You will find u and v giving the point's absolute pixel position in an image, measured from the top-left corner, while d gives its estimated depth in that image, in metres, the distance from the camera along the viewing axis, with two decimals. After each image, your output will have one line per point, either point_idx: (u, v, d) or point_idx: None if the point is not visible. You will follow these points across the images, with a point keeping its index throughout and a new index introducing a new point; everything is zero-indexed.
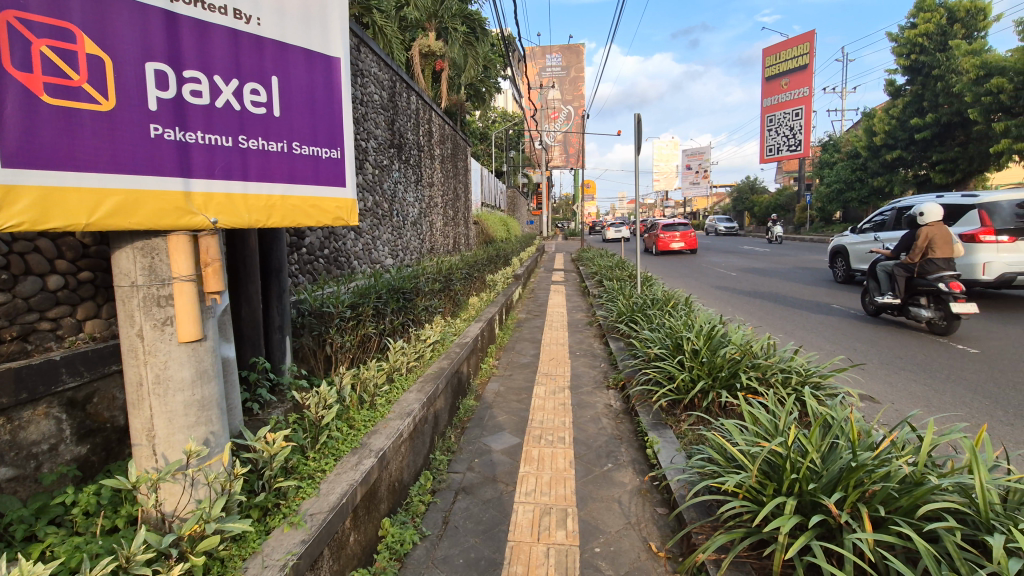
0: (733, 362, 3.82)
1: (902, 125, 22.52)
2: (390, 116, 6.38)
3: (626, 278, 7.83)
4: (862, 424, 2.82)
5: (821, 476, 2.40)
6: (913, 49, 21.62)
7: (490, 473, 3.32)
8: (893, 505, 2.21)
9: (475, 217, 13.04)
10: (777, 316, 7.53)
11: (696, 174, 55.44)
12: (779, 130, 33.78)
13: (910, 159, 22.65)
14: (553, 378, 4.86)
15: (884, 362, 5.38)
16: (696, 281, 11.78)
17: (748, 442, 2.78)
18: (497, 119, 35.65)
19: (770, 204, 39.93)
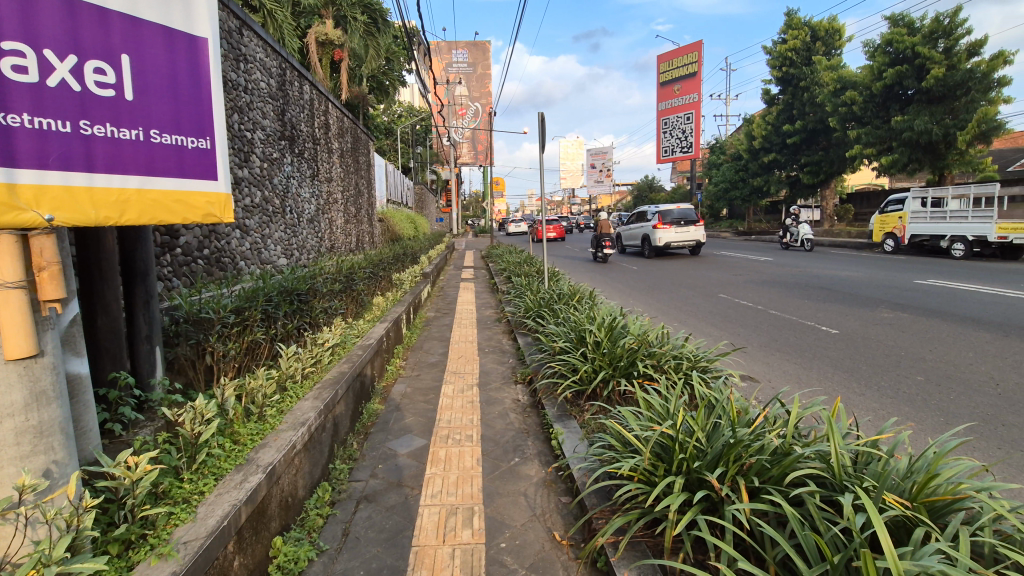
0: (632, 351, 4.01)
1: (776, 130, 25.02)
2: (279, 106, 5.97)
3: (534, 274, 7.98)
4: (742, 404, 3.07)
5: (706, 454, 2.58)
6: (784, 62, 24.09)
7: (396, 477, 3.22)
8: (766, 475, 2.43)
9: (380, 214, 12.66)
10: (672, 307, 8.04)
11: (600, 173, 58.02)
12: (673, 132, 36.17)
13: (783, 161, 25.23)
14: (461, 377, 4.82)
15: (763, 344, 5.92)
16: (599, 275, 12.29)
17: (643, 427, 2.92)
18: (404, 114, 34.87)
19: (667, 202, 42.68)
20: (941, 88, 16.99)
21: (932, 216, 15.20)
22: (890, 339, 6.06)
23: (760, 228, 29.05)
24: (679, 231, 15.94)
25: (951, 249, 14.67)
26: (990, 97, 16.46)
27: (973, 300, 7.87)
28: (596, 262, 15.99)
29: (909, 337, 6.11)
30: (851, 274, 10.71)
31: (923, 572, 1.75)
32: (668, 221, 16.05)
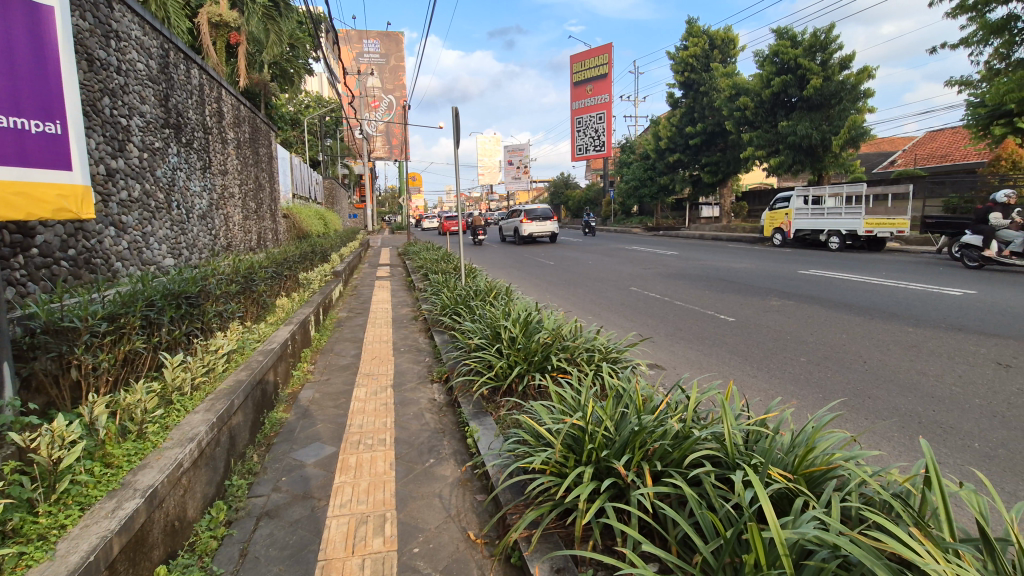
0: (546, 345, 4.08)
1: (679, 132, 26.60)
2: (162, 91, 5.43)
3: (451, 271, 7.89)
4: (647, 392, 3.22)
5: (614, 442, 2.68)
6: (685, 68, 25.64)
7: (302, 489, 3.04)
8: (668, 459, 2.56)
9: (284, 210, 11.96)
10: (586, 300, 8.28)
11: (517, 170, 58.74)
12: (586, 131, 37.38)
13: (687, 161, 26.91)
14: (374, 379, 4.65)
15: (668, 334, 6.26)
16: (516, 270, 12.41)
17: (554, 420, 2.97)
18: (311, 104, 33.13)
19: (581, 199, 44.09)
20: (819, 97, 18.90)
21: (812, 213, 16.89)
22: (778, 325, 6.64)
23: (666, 223, 30.81)
24: (539, 225, 22.01)
25: (828, 242, 16.39)
26: (858, 107, 18.57)
27: (845, 287, 8.84)
28: (512, 257, 16.26)
29: (794, 323, 6.73)
30: (745, 266, 11.63)
31: (801, 539, 1.91)
32: (532, 218, 21.57)
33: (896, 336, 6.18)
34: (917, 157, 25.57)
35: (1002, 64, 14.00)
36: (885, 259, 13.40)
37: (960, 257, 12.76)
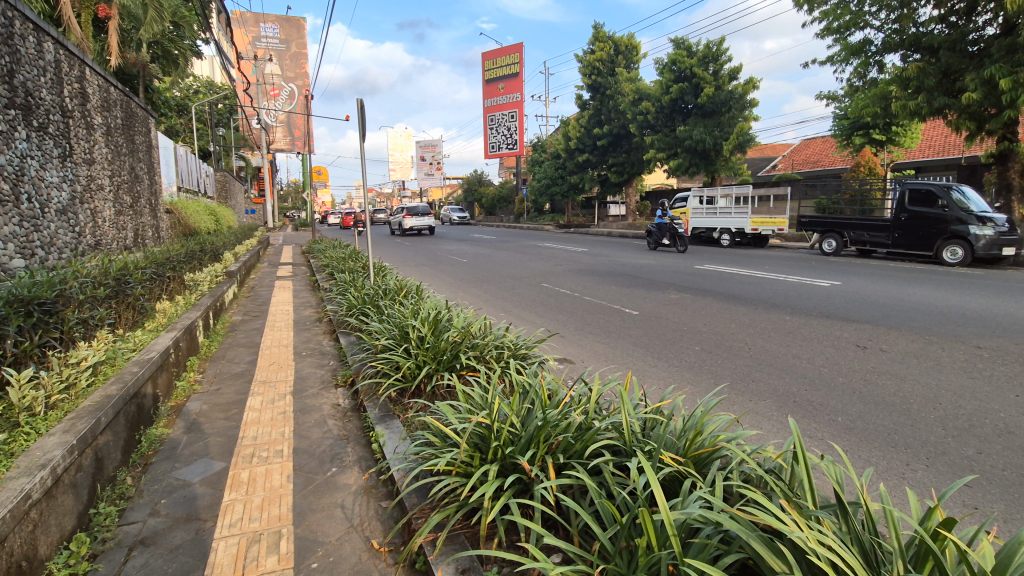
0: (455, 344, 4.04)
1: (587, 133, 27.62)
2: (6, 65, 4.73)
3: (358, 270, 7.58)
4: (551, 386, 3.31)
5: (518, 438, 2.71)
6: (592, 71, 26.66)
7: (185, 511, 2.77)
8: (570, 451, 2.63)
9: (167, 204, 10.90)
10: (497, 297, 8.32)
11: (430, 166, 57.96)
12: (498, 129, 37.71)
13: (595, 161, 27.99)
14: (272, 386, 4.36)
15: (577, 329, 6.46)
16: (429, 268, 12.22)
17: (460, 419, 2.95)
18: (202, 90, 30.49)
19: (495, 196, 44.46)
20: (711, 105, 20.45)
21: (706, 212, 18.24)
22: (676, 317, 7.08)
23: (576, 221, 31.88)
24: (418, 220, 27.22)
25: (720, 239, 17.81)
26: (745, 115, 20.35)
27: (734, 281, 9.63)
28: (424, 254, 16.00)
29: (690, 315, 7.22)
30: (647, 262, 12.30)
31: (688, 518, 2.04)
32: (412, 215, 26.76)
33: (776, 324, 6.83)
34: (793, 163, 28.48)
35: (860, 82, 15.96)
36: (768, 254, 14.79)
37: (830, 251, 14.84)
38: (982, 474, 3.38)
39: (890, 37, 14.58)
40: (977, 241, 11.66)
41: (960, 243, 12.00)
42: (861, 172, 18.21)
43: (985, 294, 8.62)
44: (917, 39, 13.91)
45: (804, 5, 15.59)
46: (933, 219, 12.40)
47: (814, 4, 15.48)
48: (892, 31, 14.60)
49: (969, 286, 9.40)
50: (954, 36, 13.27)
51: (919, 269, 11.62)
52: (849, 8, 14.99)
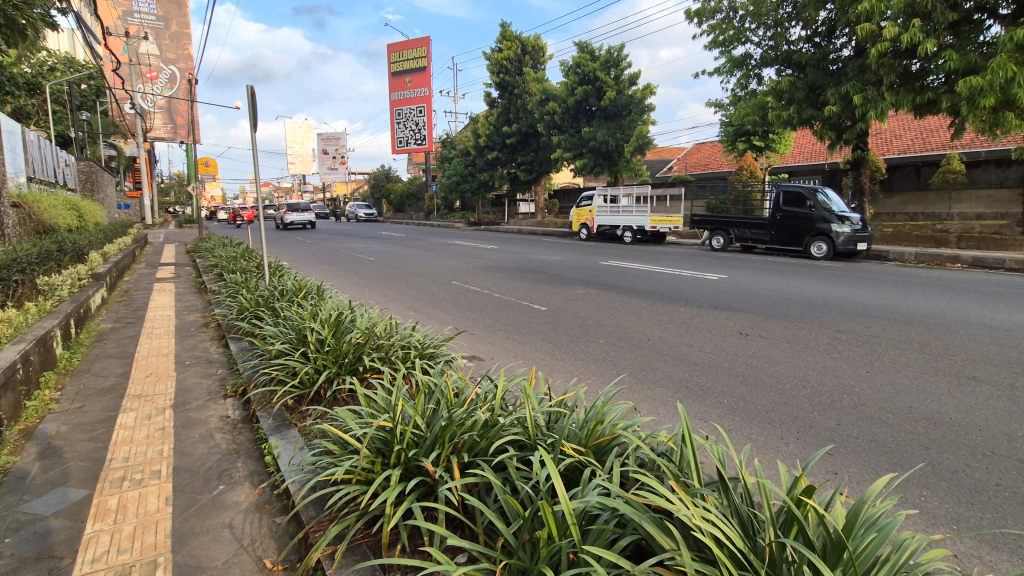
0: (358, 346, 3.89)
1: (496, 131, 27.89)
2: None
3: (252, 270, 7.06)
4: (457, 385, 3.28)
5: (423, 440, 2.66)
6: (500, 69, 26.97)
7: (36, 550, 2.41)
8: (475, 449, 2.62)
9: (14, 198, 9.47)
10: (405, 296, 8.12)
11: (334, 160, 55.43)
12: (405, 124, 36.89)
13: (504, 159, 28.28)
14: (147, 401, 3.92)
15: (486, 326, 6.48)
16: (332, 267, 11.66)
17: (362, 424, 2.84)
18: (60, 67, 26.83)
19: (404, 193, 43.48)
20: (613, 108, 21.46)
21: (610, 210, 19.13)
22: (582, 312, 7.33)
23: (486, 218, 32.05)
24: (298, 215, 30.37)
25: (622, 236, 18.74)
26: (644, 119, 21.48)
27: (635, 276, 10.17)
28: (328, 252, 15.25)
29: (595, 309, 7.51)
30: (555, 258, 12.64)
31: (586, 506, 2.10)
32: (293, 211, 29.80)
33: (672, 315, 7.31)
34: (687, 165, 30.66)
35: (742, 92, 17.52)
36: (665, 251, 15.79)
37: (719, 247, 16.10)
38: (839, 443, 3.84)
39: (767, 52, 16.13)
40: (838, 237, 13.22)
41: (824, 239, 13.54)
42: (744, 174, 19.98)
43: (842, 284, 9.83)
44: (788, 55, 15.51)
45: (694, 17, 16.81)
46: (803, 218, 13.92)
47: (703, 18, 16.74)
48: (768, 47, 16.15)
49: (831, 277, 10.67)
50: (818, 55, 14.97)
51: (791, 262, 12.98)
52: (733, 24, 16.38)
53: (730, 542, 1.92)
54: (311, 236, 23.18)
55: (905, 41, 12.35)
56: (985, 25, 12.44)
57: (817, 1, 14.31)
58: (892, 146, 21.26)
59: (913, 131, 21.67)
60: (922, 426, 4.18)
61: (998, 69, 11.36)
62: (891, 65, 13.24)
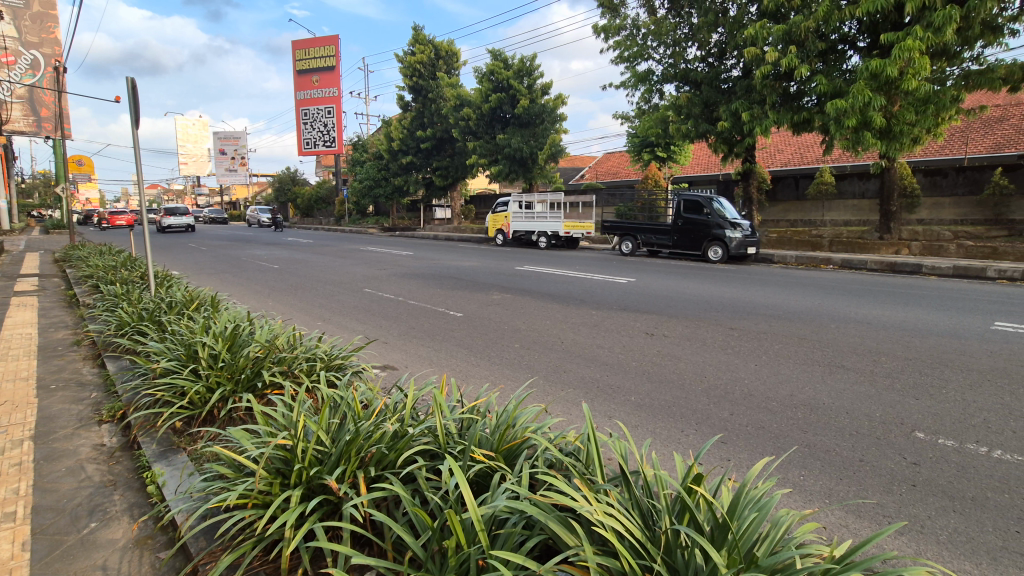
0: (256, 360, 3.66)
1: (410, 136, 27.53)
2: None
3: (135, 281, 6.41)
4: (364, 397, 3.19)
5: (327, 457, 2.55)
6: (413, 73, 26.70)
7: None
8: (384, 462, 2.56)
9: None
10: (314, 306, 7.75)
11: (233, 161, 51.72)
12: (312, 124, 35.29)
13: (419, 164, 27.90)
14: (1, 433, 3.42)
15: (400, 334, 6.34)
16: (231, 276, 10.86)
17: (259, 444, 2.67)
18: None
19: (312, 197, 41.53)
20: (526, 116, 21.96)
21: (525, 216, 19.50)
22: (498, 317, 7.39)
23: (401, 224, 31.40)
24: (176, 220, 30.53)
25: (538, 241, 19.21)
26: (556, 128, 22.16)
27: (550, 280, 10.44)
28: (226, 260, 14.18)
29: (510, 314, 7.61)
30: (471, 264, 12.65)
31: (494, 511, 2.12)
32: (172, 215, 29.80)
33: (584, 318, 7.58)
34: (597, 173, 32.03)
35: (646, 106, 18.59)
36: (578, 255, 16.34)
37: (627, 251, 16.92)
38: (731, 432, 4.18)
39: (667, 69, 17.25)
40: (731, 242, 14.41)
41: (720, 244, 14.70)
42: (650, 183, 21.20)
43: (735, 285, 10.72)
44: (685, 73, 16.72)
45: (600, 32, 17.63)
46: (701, 224, 15.02)
47: (609, 34, 17.58)
48: (668, 64, 17.28)
49: (725, 279, 11.60)
50: (711, 74, 16.26)
51: (691, 265, 13.95)
52: (636, 41, 17.37)
53: (630, 534, 2.02)
54: (206, 243, 21.41)
55: (783, 65, 13.74)
56: (847, 55, 14.24)
57: (709, 25, 15.58)
58: (776, 159, 23.62)
59: (792, 147, 24.17)
60: (801, 412, 4.65)
61: (858, 94, 12.96)
62: (773, 86, 14.70)
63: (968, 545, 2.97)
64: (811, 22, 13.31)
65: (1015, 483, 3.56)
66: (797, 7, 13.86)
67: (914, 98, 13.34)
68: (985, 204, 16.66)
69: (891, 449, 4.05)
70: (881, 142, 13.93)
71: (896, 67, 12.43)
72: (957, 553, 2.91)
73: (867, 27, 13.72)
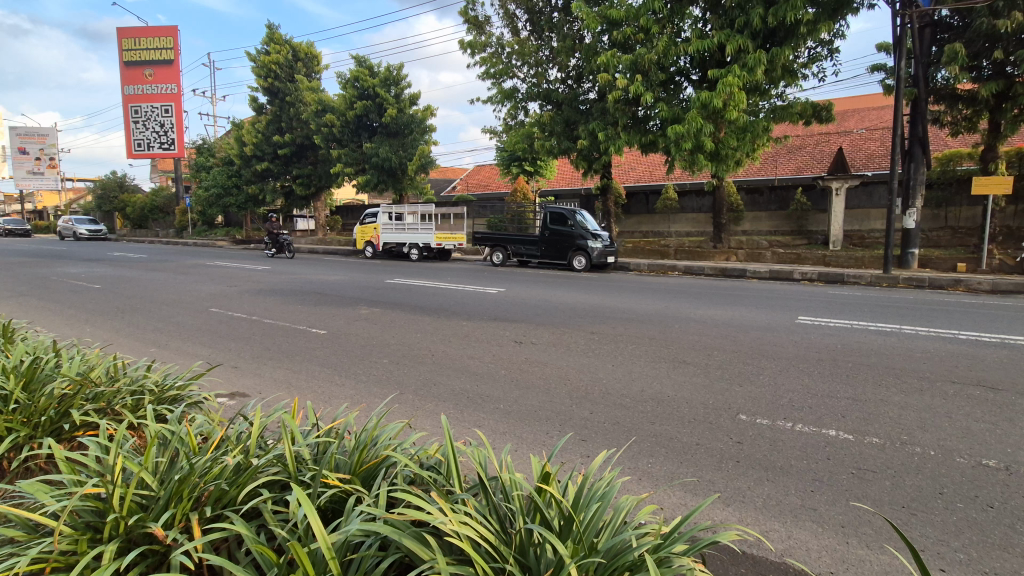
0: (63, 398, 3.13)
1: (266, 140, 25.66)
2: None
3: None
4: (202, 430, 2.90)
5: (151, 503, 2.26)
6: (269, 73, 25.01)
7: None
8: (223, 500, 2.33)
9: None
10: (147, 330, 6.83)
11: (38, 162, 43.61)
12: (145, 124, 31.18)
13: (276, 171, 26.02)
14: None
15: (255, 356, 5.85)
16: (36, 299, 9.14)
17: (61, 496, 2.28)
18: None
19: (147, 206, 36.52)
20: (394, 125, 21.68)
21: (395, 228, 19.17)
22: (365, 332, 7.14)
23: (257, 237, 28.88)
24: None
25: (409, 253, 18.94)
26: (425, 139, 22.11)
27: (420, 292, 10.34)
28: (28, 280, 11.90)
29: (378, 328, 7.38)
30: (336, 278, 12.08)
31: (347, 536, 2.04)
32: None
33: (456, 329, 7.63)
34: (468, 185, 32.55)
35: (512, 122, 19.35)
36: (449, 266, 16.40)
37: (499, 262, 17.41)
38: (590, 429, 4.50)
39: (531, 88, 18.14)
40: (592, 251, 15.53)
41: (582, 253, 15.76)
42: (518, 196, 22.04)
43: (596, 292, 11.56)
44: (547, 93, 17.75)
45: (466, 48, 18.04)
46: (566, 235, 15.99)
47: (475, 50, 18.06)
48: (531, 84, 18.19)
49: (587, 286, 12.45)
50: (570, 95, 17.47)
51: (558, 275, 14.76)
52: (501, 59, 18.06)
53: (485, 540, 2.07)
54: None
55: (631, 91, 15.26)
56: (682, 86, 16.15)
57: (567, 49, 16.77)
58: (630, 175, 26.03)
59: (642, 166, 26.79)
60: (648, 405, 5.16)
61: (692, 121, 14.80)
62: (623, 110, 16.19)
63: (775, 507, 3.52)
64: (653, 55, 14.99)
65: (811, 451, 4.29)
66: (641, 40, 15.48)
67: (735, 126, 15.57)
68: (791, 218, 19.94)
69: (720, 431, 4.64)
70: (712, 163, 16.01)
71: (720, 99, 14.42)
72: (769, 515, 3.43)
73: (697, 62, 15.72)
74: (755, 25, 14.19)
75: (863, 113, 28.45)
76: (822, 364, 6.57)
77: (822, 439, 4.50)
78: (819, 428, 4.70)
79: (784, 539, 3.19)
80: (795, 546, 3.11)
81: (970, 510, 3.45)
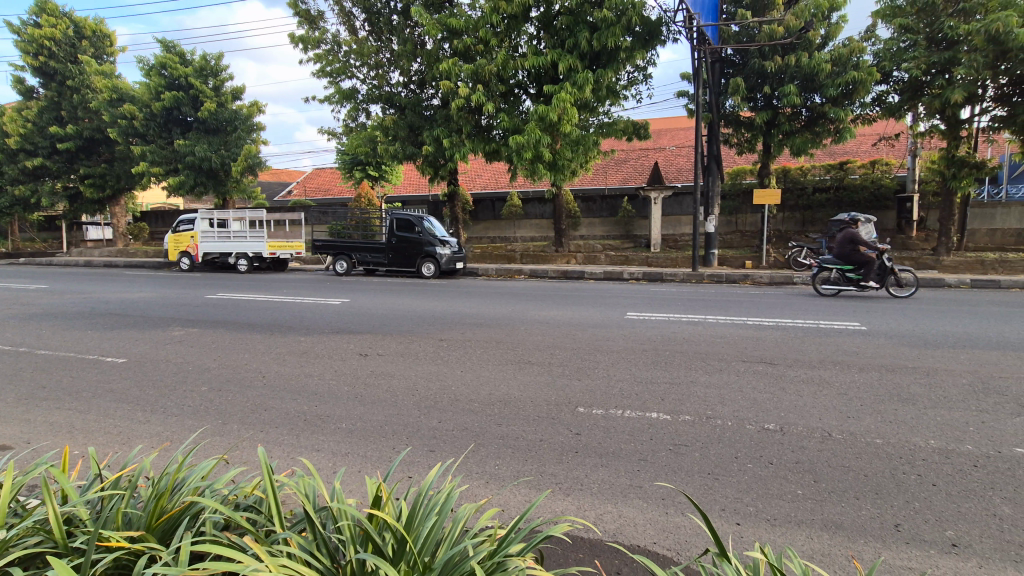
0: None
1: (40, 131, 21.19)
2: None
3: None
4: None
5: None
6: (40, 50, 20.78)
7: None
8: None
9: None
10: None
11: None
12: None
13: (56, 169, 21.59)
14: None
15: (22, 397, 4.73)
16: None
17: None
18: None
19: None
20: (213, 122, 19.35)
21: (218, 236, 17.13)
22: (178, 357, 6.21)
23: (30, 250, 23.52)
24: None
25: (237, 264, 17.02)
26: (252, 138, 20.14)
27: (249, 307, 9.33)
28: None
29: (196, 352, 6.46)
30: (142, 296, 10.37)
31: None
32: None
33: (292, 346, 7.01)
34: (307, 189, 30.45)
35: (353, 124, 18.54)
36: (286, 278, 15.17)
37: (342, 271, 16.66)
38: (438, 438, 4.46)
39: (371, 90, 17.60)
40: (441, 258, 15.51)
41: (430, 260, 15.63)
42: (363, 201, 21.18)
43: (445, 298, 11.57)
44: (389, 96, 17.40)
45: (298, 42, 16.85)
46: (413, 242, 15.75)
47: (307, 45, 16.94)
48: (371, 85, 17.67)
49: (436, 293, 12.41)
50: (412, 100, 17.28)
51: (406, 282, 14.48)
52: (337, 57, 17.22)
53: None
54: None
55: (473, 100, 15.62)
56: (521, 99, 16.94)
57: (408, 53, 16.59)
58: (476, 183, 26.75)
59: (487, 174, 27.63)
60: (495, 408, 5.28)
61: (531, 132, 15.60)
62: (467, 117, 16.53)
63: (608, 489, 3.83)
64: (493, 66, 15.54)
65: (637, 434, 4.76)
66: (480, 51, 15.92)
67: (569, 139, 16.80)
68: (619, 223, 22.16)
69: (561, 425, 4.92)
70: (550, 173, 17.02)
71: (555, 113, 15.44)
72: (602, 499, 3.72)
73: (532, 77, 16.60)
74: (583, 47, 15.50)
75: (672, 133, 32.77)
76: (646, 354, 7.36)
77: (646, 421, 5.04)
78: (643, 413, 5.24)
79: (614, 518, 3.49)
80: (624, 524, 3.41)
81: (757, 468, 4.12)
